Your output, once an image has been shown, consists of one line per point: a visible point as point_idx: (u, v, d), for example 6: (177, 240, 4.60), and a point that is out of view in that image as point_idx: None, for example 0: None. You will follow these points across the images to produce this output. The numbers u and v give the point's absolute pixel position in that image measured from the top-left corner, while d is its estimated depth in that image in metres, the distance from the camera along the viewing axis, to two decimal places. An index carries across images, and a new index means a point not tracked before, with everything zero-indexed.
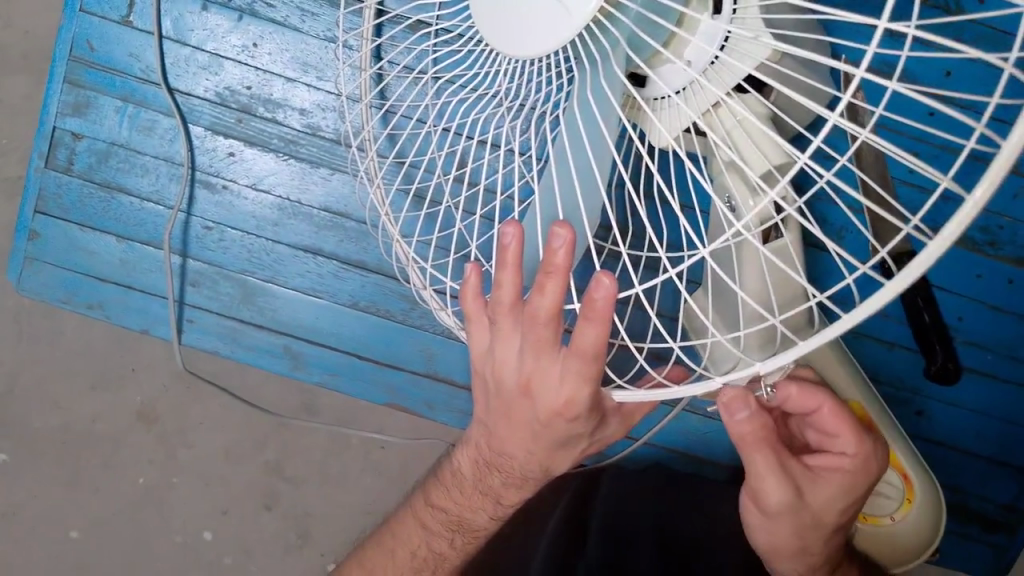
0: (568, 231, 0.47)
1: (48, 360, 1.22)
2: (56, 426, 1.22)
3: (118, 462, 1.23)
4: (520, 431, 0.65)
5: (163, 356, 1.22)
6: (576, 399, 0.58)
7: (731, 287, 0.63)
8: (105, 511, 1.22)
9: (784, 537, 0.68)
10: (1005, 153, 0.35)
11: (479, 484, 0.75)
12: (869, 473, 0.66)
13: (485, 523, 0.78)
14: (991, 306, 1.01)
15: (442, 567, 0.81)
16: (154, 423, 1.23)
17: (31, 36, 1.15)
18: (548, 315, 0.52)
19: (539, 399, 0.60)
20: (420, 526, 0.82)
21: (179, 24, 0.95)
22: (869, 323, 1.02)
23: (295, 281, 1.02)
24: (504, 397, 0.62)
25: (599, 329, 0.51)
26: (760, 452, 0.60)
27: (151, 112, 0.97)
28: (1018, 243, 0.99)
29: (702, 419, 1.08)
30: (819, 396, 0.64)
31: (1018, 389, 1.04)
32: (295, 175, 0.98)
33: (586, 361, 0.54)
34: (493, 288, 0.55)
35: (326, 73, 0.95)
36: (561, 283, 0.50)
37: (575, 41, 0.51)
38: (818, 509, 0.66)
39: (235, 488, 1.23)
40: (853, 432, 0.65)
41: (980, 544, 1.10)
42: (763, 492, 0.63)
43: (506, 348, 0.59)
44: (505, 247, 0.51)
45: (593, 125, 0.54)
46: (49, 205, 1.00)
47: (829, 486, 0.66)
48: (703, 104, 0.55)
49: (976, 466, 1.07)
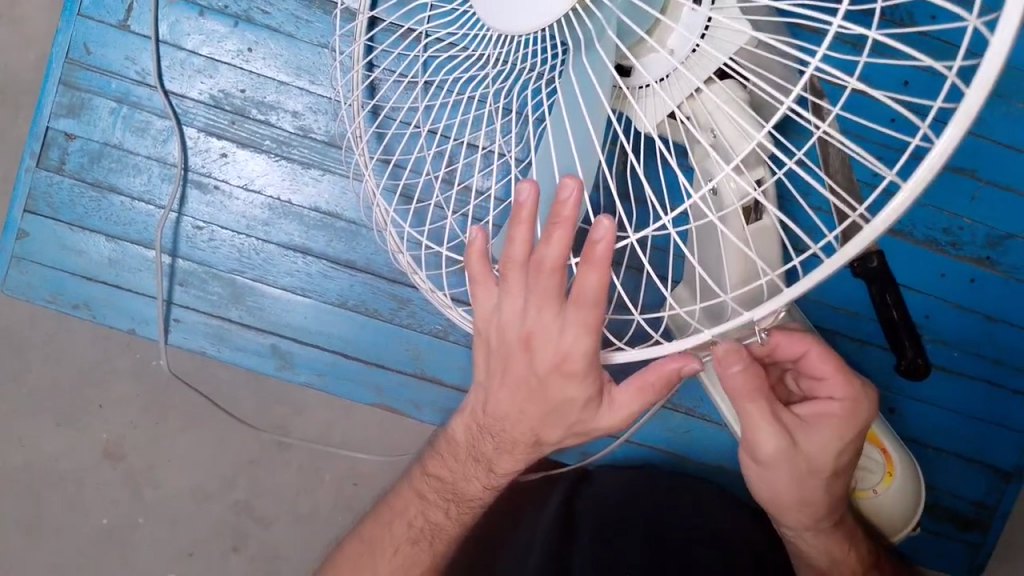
0: (575, 181, 0.49)
1: (14, 397, 1.18)
2: (18, 465, 1.19)
3: (83, 502, 1.20)
4: (517, 391, 0.67)
5: (133, 386, 1.20)
6: (574, 354, 0.60)
7: (716, 258, 0.65)
8: (66, 555, 1.19)
9: (781, 485, 0.69)
10: (970, 100, 0.38)
11: (472, 449, 0.78)
12: (859, 415, 0.69)
13: (479, 493, 0.80)
14: (955, 304, 1.06)
15: (438, 536, 0.84)
16: (120, 459, 1.20)
17: (10, 64, 1.15)
18: (552, 266, 0.54)
19: (540, 354, 0.62)
20: (416, 496, 0.84)
21: (176, 29, 0.98)
22: (840, 320, 1.06)
23: (282, 280, 1.03)
24: (505, 354, 0.64)
25: (601, 276, 0.53)
26: (752, 402, 0.63)
27: (146, 113, 1.00)
28: (978, 243, 1.04)
29: (686, 417, 1.10)
30: (802, 340, 0.69)
31: (983, 385, 1.09)
32: (287, 176, 1.01)
33: (584, 310, 0.57)
34: (504, 243, 0.56)
35: (319, 77, 0.98)
36: (566, 234, 0.51)
37: (560, 23, 0.54)
38: (814, 458, 0.68)
39: (203, 528, 1.22)
40: (838, 372, 0.69)
41: (956, 541, 1.12)
42: (758, 440, 0.65)
43: (512, 305, 0.60)
44: (520, 204, 0.52)
45: (590, 89, 0.56)
46: (38, 204, 1.01)
47: (822, 432, 0.68)
48: (682, 92, 0.61)
49: (947, 463, 1.10)
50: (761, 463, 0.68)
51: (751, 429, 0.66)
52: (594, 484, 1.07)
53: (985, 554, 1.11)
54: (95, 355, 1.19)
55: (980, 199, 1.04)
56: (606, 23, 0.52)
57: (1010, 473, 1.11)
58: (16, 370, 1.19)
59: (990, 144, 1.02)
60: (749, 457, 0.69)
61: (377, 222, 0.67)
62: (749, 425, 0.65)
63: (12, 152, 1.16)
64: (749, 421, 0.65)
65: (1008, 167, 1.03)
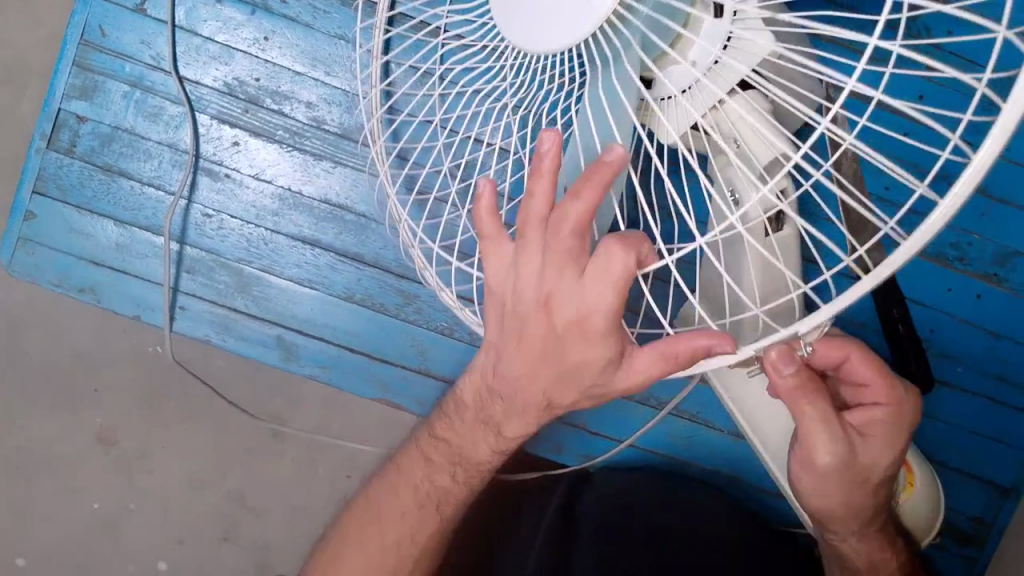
0: (621, 149, 0.50)
1: (11, 377, 1.18)
2: (13, 446, 1.18)
3: (76, 486, 1.19)
4: (527, 357, 0.66)
5: (132, 371, 1.19)
6: (592, 318, 0.60)
7: (740, 267, 0.65)
8: (56, 537, 1.19)
9: (833, 497, 0.70)
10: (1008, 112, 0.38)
11: (480, 413, 0.78)
12: (904, 419, 0.70)
13: (486, 457, 0.81)
14: (961, 319, 1.06)
15: (445, 500, 0.86)
16: (115, 444, 1.20)
17: (20, 43, 1.14)
18: (580, 222, 0.55)
19: (556, 317, 0.61)
20: (423, 460, 0.86)
21: (193, 14, 0.97)
22: (846, 331, 1.07)
23: (290, 271, 1.03)
24: (517, 318, 0.63)
25: (621, 274, 0.56)
26: (811, 403, 0.62)
27: (159, 99, 0.99)
28: (986, 260, 1.05)
29: (686, 423, 1.10)
30: (845, 347, 0.67)
31: (985, 401, 1.09)
32: (298, 167, 1.01)
33: (606, 276, 0.57)
34: (524, 197, 0.56)
35: (335, 68, 0.98)
36: (599, 191, 0.52)
37: (588, 40, 0.54)
38: (867, 466, 0.69)
39: (196, 516, 1.21)
40: (882, 379, 0.68)
41: (952, 556, 1.12)
42: (815, 453, 0.66)
43: (527, 265, 0.60)
44: (543, 155, 0.52)
45: (614, 97, 0.56)
46: (47, 186, 1.00)
47: (874, 441, 0.69)
48: (705, 103, 0.60)
49: (946, 476, 1.10)
50: (815, 477, 0.68)
51: (806, 443, 0.66)
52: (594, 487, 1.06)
53: (981, 569, 1.11)
54: (95, 338, 1.18)
55: (989, 216, 1.04)
56: (631, 38, 0.53)
57: (1008, 489, 1.11)
58: (15, 351, 1.18)
59: (1003, 162, 1.02)
60: (801, 472, 0.69)
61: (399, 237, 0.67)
62: (805, 438, 0.65)
63: (19, 130, 1.16)
64: (805, 434, 0.65)
65: (1020, 185, 1.03)
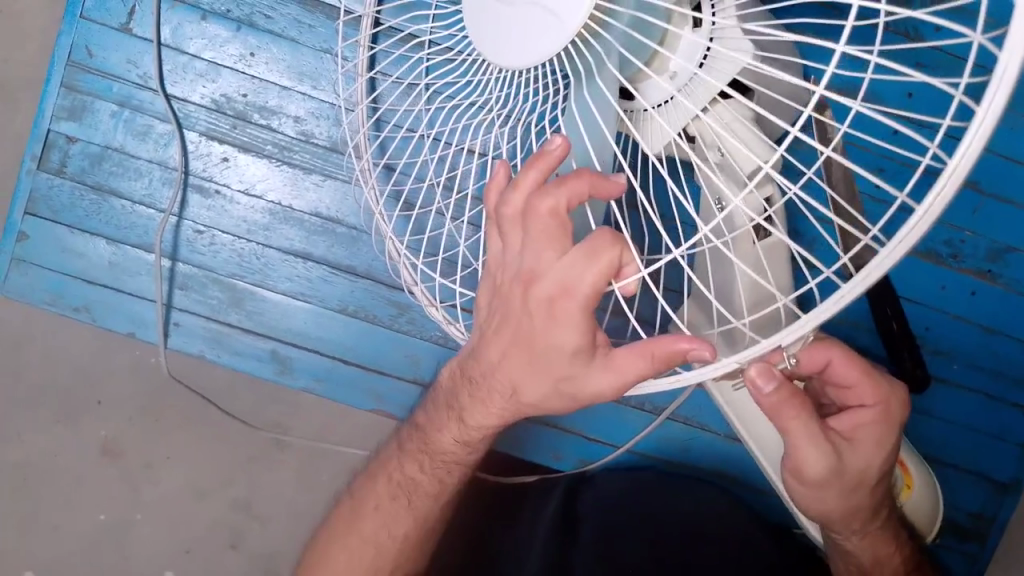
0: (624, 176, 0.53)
1: (11, 395, 1.18)
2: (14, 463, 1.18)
3: (79, 501, 1.19)
4: (502, 334, 0.65)
5: (131, 386, 1.20)
6: (560, 309, 0.58)
7: (727, 278, 0.66)
8: (61, 552, 1.19)
9: (830, 502, 0.70)
10: (982, 117, 0.37)
11: (450, 396, 0.79)
12: (893, 418, 0.70)
13: (450, 445, 0.81)
14: (955, 316, 1.06)
15: (413, 491, 0.86)
16: (118, 458, 1.20)
17: None
18: (562, 209, 0.54)
19: (529, 301, 0.60)
20: (397, 448, 0.88)
21: (178, 32, 0.98)
22: (840, 331, 1.07)
23: (282, 284, 1.03)
24: (502, 295, 0.63)
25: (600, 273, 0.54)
26: (796, 419, 0.62)
27: (147, 117, 1.00)
28: (979, 256, 1.05)
29: (685, 426, 1.10)
30: (825, 351, 0.68)
31: (982, 397, 1.09)
32: (288, 181, 1.01)
33: (578, 273, 0.55)
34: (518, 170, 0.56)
35: (321, 82, 0.98)
36: (583, 188, 0.52)
37: (564, 53, 0.54)
38: (859, 471, 0.68)
39: (200, 527, 1.22)
40: (866, 379, 0.69)
41: (956, 552, 1.11)
42: (806, 461, 0.65)
43: (516, 241, 0.59)
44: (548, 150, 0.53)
45: (591, 117, 0.57)
46: (39, 206, 1.01)
47: (863, 445, 0.68)
48: (680, 118, 0.61)
49: (946, 472, 1.10)
50: (809, 484, 0.68)
51: (796, 453, 0.65)
52: (592, 489, 1.06)
53: (983, 564, 1.11)
54: (93, 354, 1.19)
55: (981, 212, 1.03)
56: (605, 57, 0.53)
57: (1007, 484, 1.11)
58: (15, 368, 1.18)
59: (994, 158, 1.02)
60: (793, 479, 0.69)
61: (389, 255, 0.69)
62: (794, 449, 0.65)
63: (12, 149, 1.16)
64: (795, 444, 0.64)
65: (1010, 181, 1.03)
